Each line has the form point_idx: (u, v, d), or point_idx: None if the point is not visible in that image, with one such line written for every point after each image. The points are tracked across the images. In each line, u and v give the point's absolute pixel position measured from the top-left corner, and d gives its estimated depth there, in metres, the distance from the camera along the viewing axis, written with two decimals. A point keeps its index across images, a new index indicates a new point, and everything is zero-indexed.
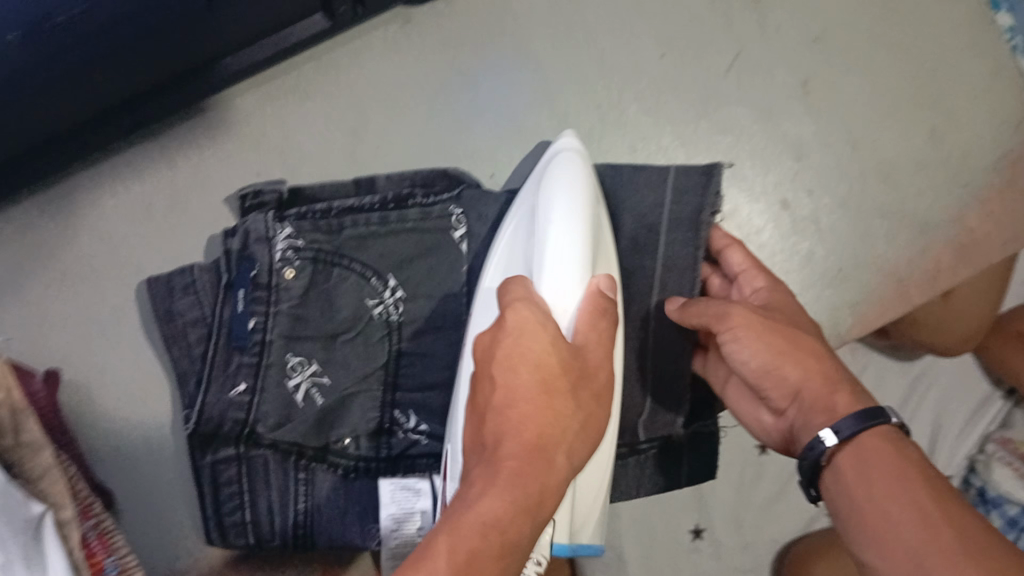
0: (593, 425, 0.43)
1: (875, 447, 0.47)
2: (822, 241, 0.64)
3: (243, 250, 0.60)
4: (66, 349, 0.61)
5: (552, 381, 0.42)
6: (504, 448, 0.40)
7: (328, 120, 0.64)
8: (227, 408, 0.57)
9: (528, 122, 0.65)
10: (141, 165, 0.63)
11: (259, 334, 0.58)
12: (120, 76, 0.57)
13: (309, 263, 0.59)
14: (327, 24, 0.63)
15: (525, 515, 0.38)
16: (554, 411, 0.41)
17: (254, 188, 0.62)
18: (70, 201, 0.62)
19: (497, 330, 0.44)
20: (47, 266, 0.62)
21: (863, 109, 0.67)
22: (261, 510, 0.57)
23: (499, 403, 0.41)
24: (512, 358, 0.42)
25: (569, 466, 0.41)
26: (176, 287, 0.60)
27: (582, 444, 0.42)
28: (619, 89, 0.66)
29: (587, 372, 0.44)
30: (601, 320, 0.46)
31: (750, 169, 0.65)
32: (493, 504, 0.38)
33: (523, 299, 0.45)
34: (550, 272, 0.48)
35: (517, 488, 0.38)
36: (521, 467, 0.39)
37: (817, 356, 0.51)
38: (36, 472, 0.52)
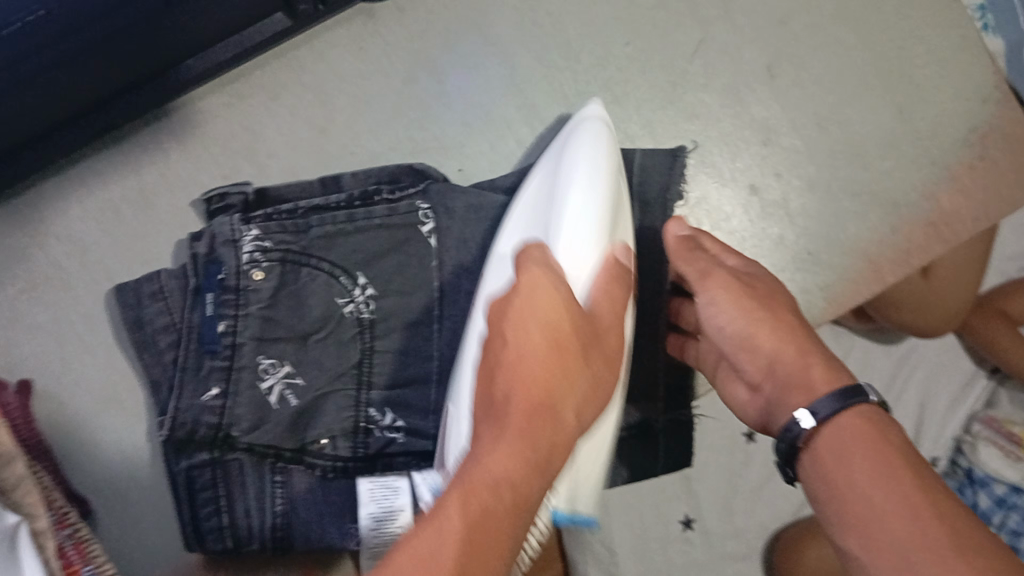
0: (603, 386, 0.42)
1: (854, 429, 0.46)
2: (793, 224, 0.64)
3: (211, 253, 0.58)
4: (39, 357, 0.60)
5: (563, 340, 0.40)
6: (514, 405, 0.38)
7: (293, 118, 0.64)
8: (198, 415, 0.56)
9: (494, 113, 0.65)
10: (107, 169, 0.63)
11: (229, 337, 0.57)
12: (76, 79, 0.56)
13: (277, 263, 0.58)
14: (288, 22, 0.62)
15: (535, 470, 0.37)
16: (564, 370, 0.40)
17: (219, 191, 0.61)
18: (36, 209, 0.62)
19: (510, 293, 0.42)
20: (15, 274, 0.61)
21: (829, 91, 0.67)
22: (238, 512, 0.56)
23: (508, 359, 0.40)
24: (523, 313, 0.41)
25: (576, 423, 0.40)
26: (144, 293, 0.59)
27: (591, 405, 0.41)
28: (584, 78, 0.66)
29: (597, 336, 0.43)
30: (616, 288, 0.46)
31: (718, 155, 0.65)
32: (501, 458, 0.36)
33: (540, 262, 0.44)
34: (570, 235, 0.48)
35: (527, 438, 0.37)
36: (531, 421, 0.38)
37: (792, 333, 0.51)
38: (9, 483, 0.52)
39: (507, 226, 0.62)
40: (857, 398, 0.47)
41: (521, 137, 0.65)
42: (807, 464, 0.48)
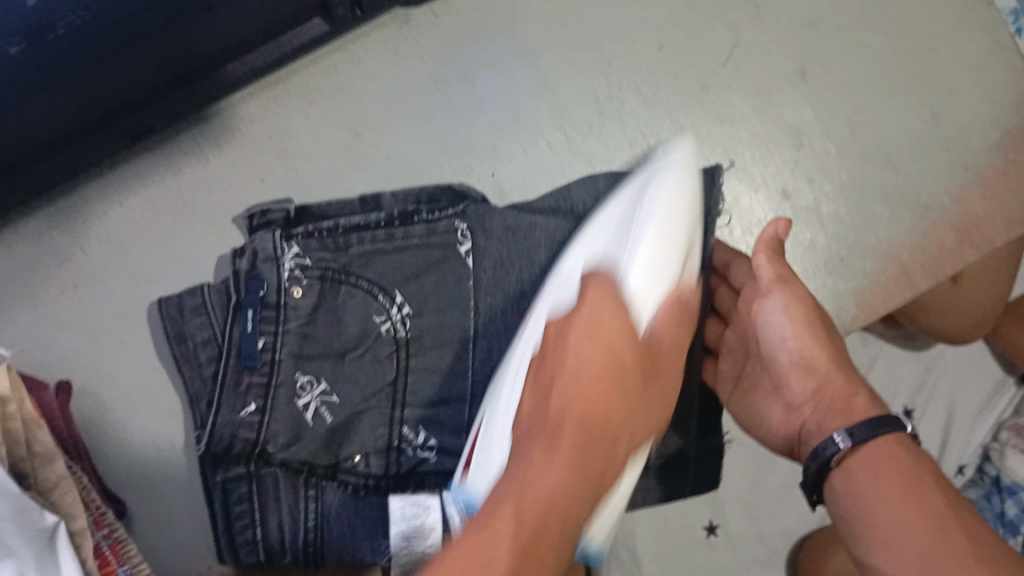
0: (653, 416, 0.46)
1: (888, 453, 0.47)
2: (823, 228, 0.64)
3: (252, 270, 0.58)
4: (77, 355, 0.61)
5: (619, 365, 0.46)
6: (569, 423, 0.43)
7: (327, 122, 0.65)
8: (236, 429, 0.56)
9: (526, 117, 0.65)
10: (146, 172, 0.64)
11: (268, 354, 0.57)
12: (117, 83, 0.57)
13: (317, 281, 0.58)
14: (326, 28, 0.63)
15: (586, 482, 0.41)
16: (619, 398, 0.44)
17: (261, 208, 0.61)
18: (76, 210, 0.63)
19: (569, 318, 0.48)
20: (56, 274, 0.62)
21: (861, 95, 0.66)
22: (271, 527, 0.57)
23: (570, 382, 0.45)
24: (586, 339, 0.46)
25: (630, 446, 0.45)
26: (187, 307, 0.59)
27: (642, 432, 0.45)
28: (615, 82, 0.66)
29: (655, 367, 0.47)
30: (676, 329, 0.49)
31: (749, 159, 0.65)
32: (553, 475, 0.40)
33: (601, 289, 0.49)
34: (638, 270, 0.50)
35: (583, 455, 0.41)
36: (587, 442, 0.42)
37: (846, 367, 0.52)
38: (49, 483, 0.53)
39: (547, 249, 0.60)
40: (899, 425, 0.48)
41: (553, 140, 0.65)
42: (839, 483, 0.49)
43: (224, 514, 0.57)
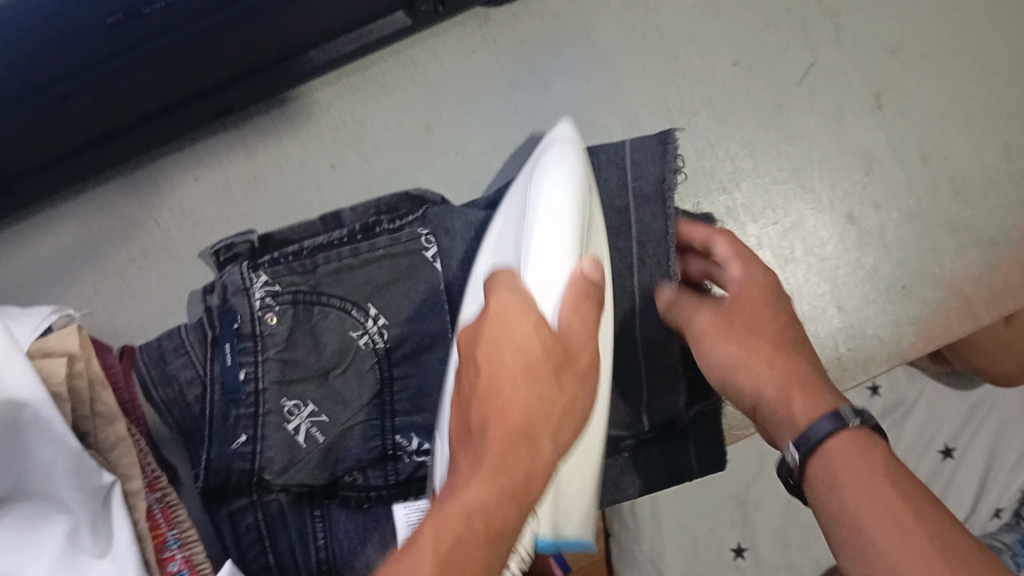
0: (573, 416, 0.40)
1: (839, 448, 0.42)
2: (887, 254, 0.64)
3: (223, 304, 0.56)
4: (142, 324, 0.63)
5: (537, 364, 0.39)
6: (490, 435, 0.37)
7: (401, 113, 0.66)
8: (229, 460, 0.54)
9: (595, 122, 0.66)
10: (220, 149, 0.65)
11: (251, 384, 0.55)
12: (203, 60, 0.58)
13: (289, 306, 0.57)
14: (409, 21, 0.64)
15: (512, 501, 0.35)
16: (537, 395, 0.38)
17: (225, 242, 0.61)
18: (151, 183, 0.65)
19: (482, 319, 0.41)
20: (128, 243, 0.64)
21: (936, 125, 0.66)
22: (283, 552, 0.55)
23: (485, 391, 0.38)
24: (497, 344, 0.40)
25: (556, 453, 0.38)
26: (167, 350, 0.56)
27: (569, 429, 0.40)
28: (688, 93, 0.66)
29: (570, 355, 0.41)
30: (586, 312, 0.43)
31: (817, 180, 0.65)
32: (475, 490, 0.35)
33: (506, 284, 0.43)
34: (534, 258, 0.45)
35: (501, 472, 0.36)
36: (505, 452, 0.36)
37: (798, 347, 0.48)
38: (107, 443, 0.54)
39: None
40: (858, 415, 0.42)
41: None
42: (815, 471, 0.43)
43: (235, 545, 0.55)
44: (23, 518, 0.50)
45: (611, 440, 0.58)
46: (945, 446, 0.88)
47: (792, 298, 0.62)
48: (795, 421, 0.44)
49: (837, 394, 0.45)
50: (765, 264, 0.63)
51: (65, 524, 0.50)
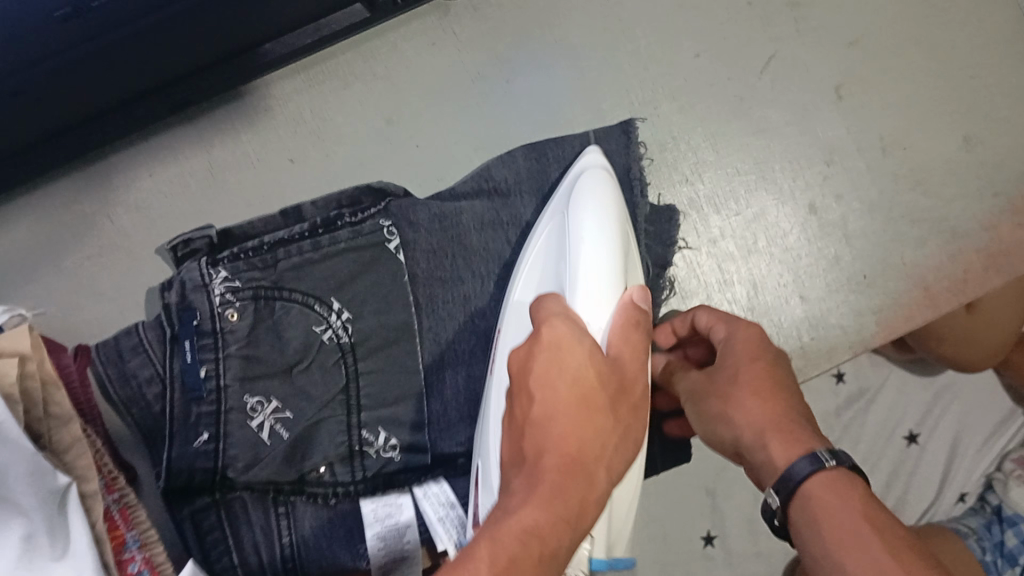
0: (631, 439, 0.42)
1: (822, 491, 0.43)
2: (849, 245, 0.64)
3: (182, 302, 0.55)
4: (99, 323, 0.61)
5: (590, 393, 0.41)
6: (545, 461, 0.39)
7: (361, 106, 0.65)
8: (191, 459, 0.53)
9: (558, 115, 0.66)
10: (177, 144, 0.64)
11: (213, 381, 0.54)
12: (155, 56, 0.57)
13: (250, 301, 0.56)
14: (366, 14, 0.64)
15: (565, 524, 0.38)
16: (591, 424, 0.40)
17: (183, 238, 0.59)
18: (107, 178, 0.63)
19: (533, 345, 0.42)
20: (84, 240, 0.63)
21: (896, 115, 0.66)
22: (246, 547, 0.55)
23: (538, 418, 0.40)
24: (550, 370, 0.41)
25: (609, 480, 0.41)
26: (124, 348, 0.54)
27: (623, 460, 0.41)
28: (651, 86, 0.66)
29: (625, 386, 0.43)
30: (636, 336, 0.45)
31: (780, 172, 0.65)
32: (531, 512, 0.37)
33: (556, 314, 0.44)
34: (582, 288, 0.48)
35: (560, 499, 0.38)
36: (562, 478, 0.38)
37: (782, 383, 0.47)
38: (62, 443, 0.53)
39: (479, 229, 0.60)
40: (837, 457, 0.43)
41: None
42: (799, 515, 0.43)
43: (197, 544, 0.54)
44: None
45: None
46: (909, 432, 0.88)
47: (752, 288, 0.63)
48: (775, 464, 0.44)
49: (814, 433, 0.45)
50: (726, 255, 0.64)
51: (19, 529, 0.48)
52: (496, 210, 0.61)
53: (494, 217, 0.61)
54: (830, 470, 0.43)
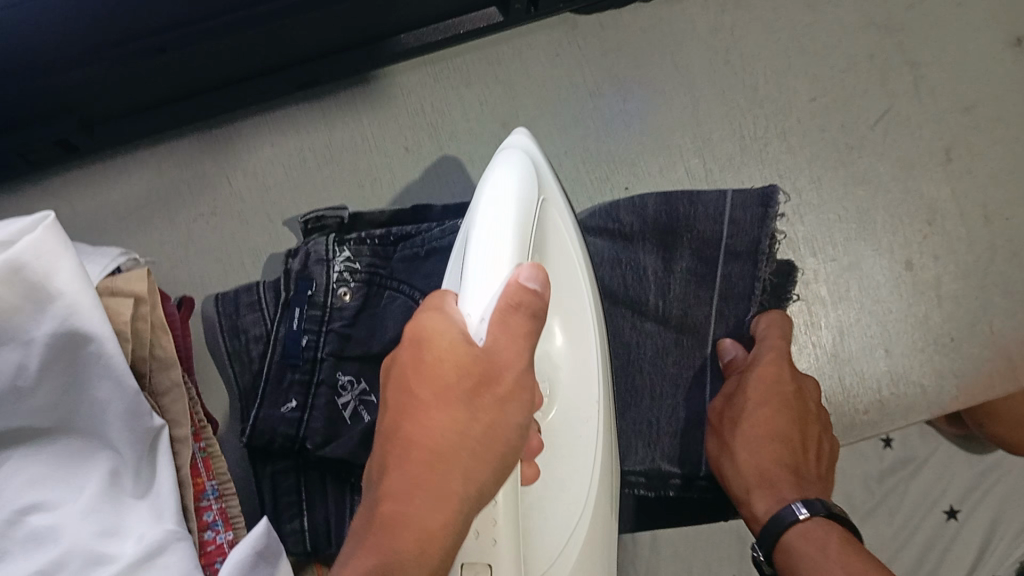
0: (496, 438, 0.39)
1: (805, 531, 0.49)
2: (940, 306, 0.64)
3: (303, 270, 0.58)
4: (203, 280, 0.64)
5: (446, 390, 0.40)
6: (394, 479, 0.39)
7: (479, 105, 0.67)
8: (276, 423, 0.55)
9: (668, 139, 0.67)
10: (301, 118, 0.67)
11: (311, 352, 0.56)
12: (294, 33, 0.60)
13: (364, 284, 0.58)
14: (500, 18, 0.66)
15: (411, 557, 0.37)
16: (445, 422, 0.39)
17: (317, 213, 0.62)
18: (231, 142, 0.66)
19: (404, 348, 0.42)
20: (201, 198, 0.65)
21: (1002, 184, 0.67)
22: (318, 521, 0.56)
23: (398, 428, 0.40)
24: (412, 374, 0.41)
25: (469, 488, 0.38)
26: (241, 302, 0.59)
27: (491, 462, 0.39)
28: (763, 123, 0.67)
29: (489, 374, 0.40)
30: (516, 321, 0.40)
31: (879, 225, 0.66)
32: (366, 556, 0.37)
33: (433, 309, 0.42)
34: (470, 280, 0.42)
35: (400, 523, 0.37)
36: (402, 505, 0.38)
37: (785, 418, 0.55)
38: (162, 387, 0.55)
39: (610, 267, 0.62)
40: (811, 509, 0.49)
41: (691, 168, 0.66)
42: (777, 552, 0.50)
43: (272, 507, 0.57)
44: (60, 456, 0.50)
45: None
46: (950, 506, 0.83)
47: (839, 338, 0.64)
48: (758, 512, 0.52)
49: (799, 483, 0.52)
50: (817, 298, 0.65)
51: (107, 464, 0.50)
52: (622, 252, 0.62)
53: (614, 258, 0.62)
54: (804, 521, 0.49)
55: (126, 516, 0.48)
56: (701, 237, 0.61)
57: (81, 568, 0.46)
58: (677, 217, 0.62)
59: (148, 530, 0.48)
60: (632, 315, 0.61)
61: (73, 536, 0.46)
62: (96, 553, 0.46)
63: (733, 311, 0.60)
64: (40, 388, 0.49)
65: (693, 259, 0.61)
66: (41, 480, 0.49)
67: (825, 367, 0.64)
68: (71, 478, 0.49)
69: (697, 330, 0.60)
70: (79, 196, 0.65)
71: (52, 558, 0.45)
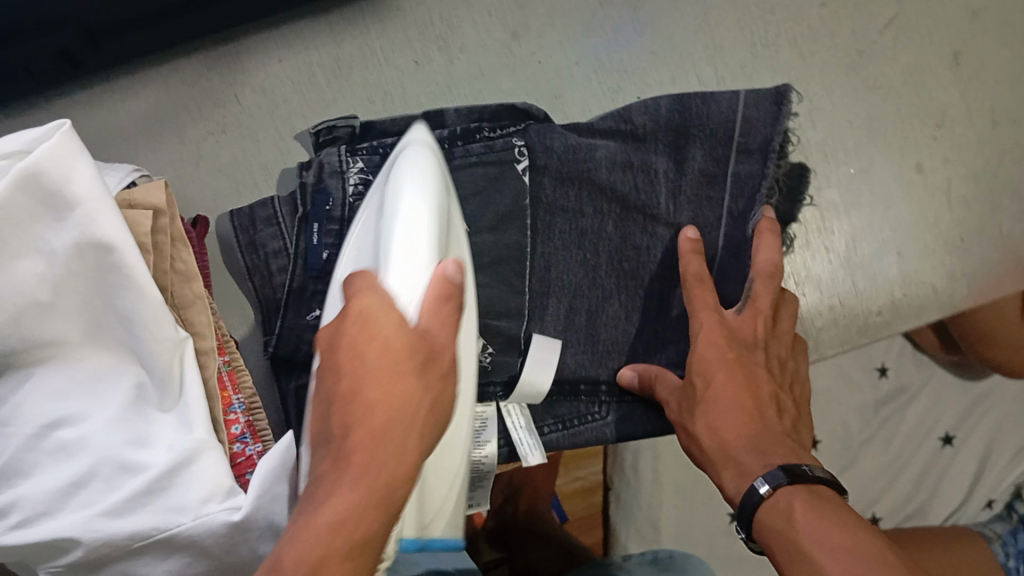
0: (440, 410, 0.39)
1: (793, 502, 0.47)
2: (950, 209, 0.67)
3: (318, 183, 0.57)
4: (216, 198, 0.63)
5: (400, 361, 0.38)
6: (352, 442, 0.36)
7: (490, 17, 0.68)
8: (303, 331, 0.56)
9: (677, 45, 0.69)
10: (306, 32, 0.66)
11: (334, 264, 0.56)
12: None
13: None
14: None
15: (378, 509, 0.36)
16: (402, 387, 0.37)
17: (328, 123, 0.60)
18: (237, 58, 0.65)
19: (339, 321, 0.39)
20: (208, 116, 0.64)
21: (1007, 89, 0.69)
22: None
23: (347, 392, 0.37)
24: (358, 345, 0.38)
25: (421, 450, 0.38)
26: (258, 218, 0.58)
27: (433, 427, 0.39)
28: (774, 28, 0.69)
29: (436, 348, 0.40)
30: (448, 308, 0.41)
31: (889, 129, 0.67)
32: (335, 504, 0.35)
33: (366, 285, 0.41)
34: (396, 261, 0.43)
35: (366, 479, 0.35)
36: (367, 461, 0.36)
37: (733, 388, 0.55)
38: (183, 301, 0.54)
39: (620, 168, 0.61)
40: (772, 481, 0.48)
41: (702, 75, 0.68)
42: (755, 532, 0.49)
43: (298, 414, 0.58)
44: (84, 369, 0.48)
45: (592, 380, 0.62)
46: (945, 434, 0.97)
47: (852, 245, 0.65)
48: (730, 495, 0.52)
49: (763, 455, 0.51)
50: (830, 205, 0.66)
51: (130, 377, 0.49)
52: (631, 156, 0.61)
53: (625, 160, 0.61)
54: (769, 496, 0.48)
55: (152, 425, 0.48)
56: (712, 135, 0.60)
57: (112, 475, 0.45)
58: (689, 117, 0.60)
59: (176, 440, 0.47)
60: (644, 220, 0.61)
61: (101, 446, 0.45)
62: (126, 463, 0.45)
63: (744, 212, 0.61)
64: (62, 299, 0.47)
65: (705, 159, 0.60)
66: (65, 393, 0.47)
67: (840, 273, 0.65)
68: (95, 391, 0.48)
69: (706, 233, 0.61)
70: (83, 122, 0.64)
71: (83, 470, 0.45)
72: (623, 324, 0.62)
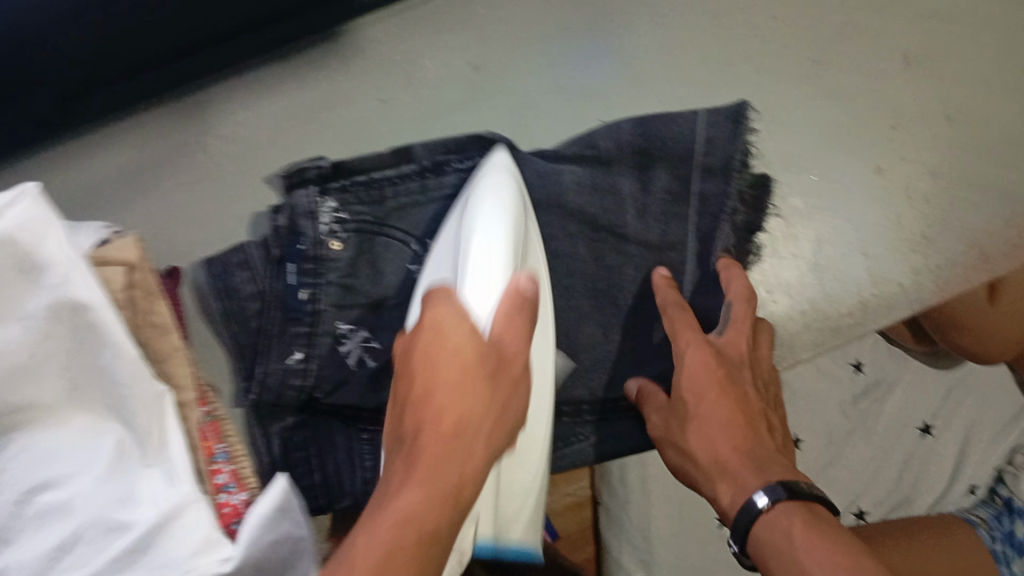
0: (508, 415, 0.42)
1: (795, 519, 0.52)
2: (913, 206, 0.67)
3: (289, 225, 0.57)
4: (188, 243, 0.63)
5: (472, 367, 0.41)
6: (421, 442, 0.39)
7: (450, 56, 0.71)
8: (285, 374, 0.55)
9: (633, 70, 0.72)
10: (272, 81, 0.68)
11: (313, 304, 0.56)
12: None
13: (354, 234, 0.58)
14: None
15: (446, 507, 0.38)
16: (471, 391, 0.40)
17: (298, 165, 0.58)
18: (207, 110, 0.67)
19: (415, 334, 0.43)
20: (179, 168, 0.66)
21: (948, 88, 0.72)
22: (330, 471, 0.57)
23: (428, 399, 0.40)
24: (431, 353, 0.41)
25: (489, 453, 0.41)
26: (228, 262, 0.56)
27: (500, 435, 0.41)
28: (719, 54, 0.73)
29: (505, 357, 0.42)
30: (518, 322, 0.43)
31: (841, 133, 0.70)
32: (408, 498, 0.37)
33: (444, 296, 0.43)
34: (474, 275, 0.45)
35: (434, 479, 0.38)
36: (434, 459, 0.38)
37: (724, 407, 0.57)
38: (161, 353, 0.54)
39: (593, 187, 0.60)
40: (773, 496, 0.52)
41: (660, 96, 0.71)
42: (749, 544, 0.54)
43: (281, 461, 0.57)
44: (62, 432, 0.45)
45: (574, 402, 0.61)
46: (924, 423, 0.99)
47: (823, 249, 0.65)
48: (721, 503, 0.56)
49: (761, 473, 0.55)
50: (796, 210, 0.66)
51: (111, 435, 0.46)
52: (601, 178, 0.61)
53: (595, 181, 0.61)
54: (767, 510, 0.53)
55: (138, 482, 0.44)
56: (675, 154, 0.62)
57: (98, 538, 0.41)
58: (650, 139, 0.62)
59: (163, 494, 0.44)
60: (619, 238, 0.61)
61: (87, 508, 0.42)
62: (114, 523, 0.42)
63: (712, 227, 0.62)
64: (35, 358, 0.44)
65: (670, 176, 0.61)
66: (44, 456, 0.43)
67: (811, 277, 0.65)
68: (76, 451, 0.44)
69: (679, 248, 0.62)
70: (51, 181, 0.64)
71: (67, 534, 0.41)
72: (604, 343, 0.61)
